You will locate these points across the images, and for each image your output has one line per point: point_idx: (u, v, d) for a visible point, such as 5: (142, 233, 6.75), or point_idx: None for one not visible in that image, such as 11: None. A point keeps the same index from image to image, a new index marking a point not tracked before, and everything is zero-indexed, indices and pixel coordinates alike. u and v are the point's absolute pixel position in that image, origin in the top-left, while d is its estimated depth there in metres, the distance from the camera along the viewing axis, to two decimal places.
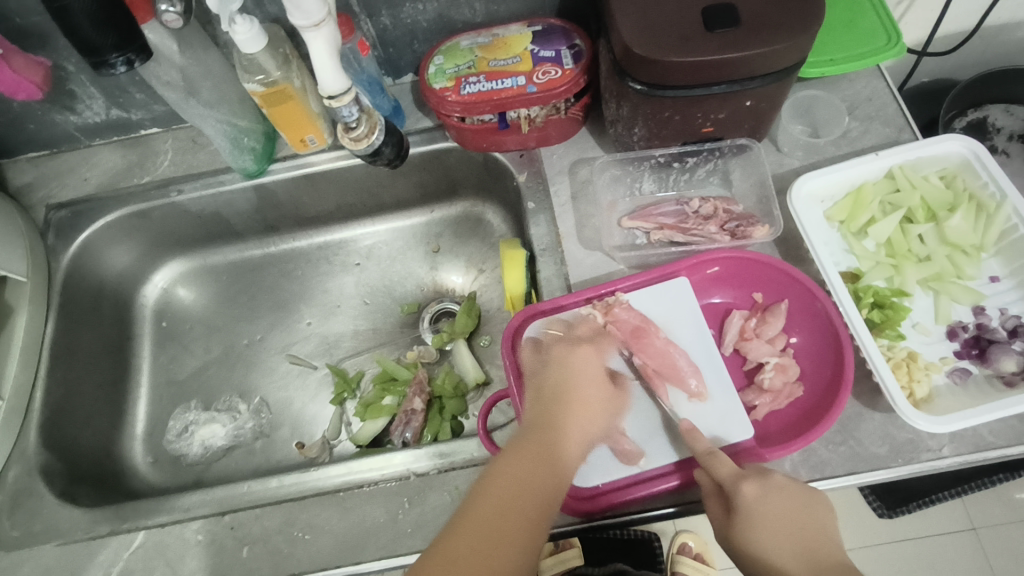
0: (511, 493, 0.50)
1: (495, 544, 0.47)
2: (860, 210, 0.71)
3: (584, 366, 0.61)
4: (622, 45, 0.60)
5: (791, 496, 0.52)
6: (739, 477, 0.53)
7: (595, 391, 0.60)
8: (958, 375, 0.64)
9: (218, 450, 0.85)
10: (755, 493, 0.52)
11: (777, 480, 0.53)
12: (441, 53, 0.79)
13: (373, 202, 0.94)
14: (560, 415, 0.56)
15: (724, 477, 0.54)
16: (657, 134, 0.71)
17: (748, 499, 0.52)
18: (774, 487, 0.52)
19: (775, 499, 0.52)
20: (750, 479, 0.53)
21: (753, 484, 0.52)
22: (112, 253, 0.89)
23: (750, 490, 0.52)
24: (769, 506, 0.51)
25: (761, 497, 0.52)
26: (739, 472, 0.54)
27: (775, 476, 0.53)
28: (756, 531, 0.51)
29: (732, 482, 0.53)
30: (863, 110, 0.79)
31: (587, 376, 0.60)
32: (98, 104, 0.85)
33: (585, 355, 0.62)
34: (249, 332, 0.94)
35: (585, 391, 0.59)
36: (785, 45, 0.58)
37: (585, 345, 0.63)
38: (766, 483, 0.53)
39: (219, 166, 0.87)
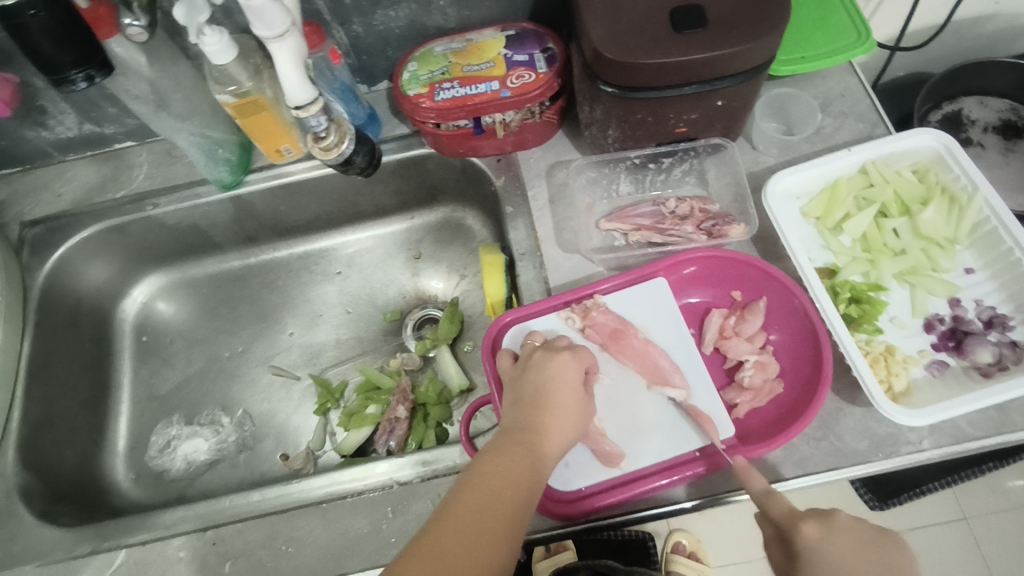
0: (489, 495, 0.50)
1: (471, 546, 0.47)
2: (835, 206, 0.72)
3: (561, 372, 0.59)
4: (592, 48, 0.60)
5: (859, 539, 0.49)
6: (799, 518, 0.50)
7: (574, 398, 0.58)
8: (937, 367, 0.65)
9: (201, 465, 0.85)
10: (818, 535, 0.49)
11: (842, 520, 0.50)
12: (415, 59, 0.78)
13: (352, 210, 0.94)
14: (542, 417, 0.56)
15: (782, 518, 0.51)
16: (631, 135, 0.71)
17: (809, 542, 0.49)
18: (840, 527, 0.49)
19: (840, 542, 0.48)
20: (811, 519, 0.50)
21: (815, 525, 0.49)
22: (89, 269, 0.89)
23: (811, 531, 0.49)
24: (836, 551, 0.48)
25: (827, 541, 0.48)
26: (797, 511, 0.51)
27: (839, 514, 0.50)
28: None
29: (789, 522, 0.50)
30: (836, 107, 0.79)
31: (565, 383, 0.58)
32: (70, 119, 0.84)
33: (564, 360, 0.60)
34: (231, 344, 0.93)
35: (561, 399, 0.57)
36: (753, 44, 0.58)
37: (564, 351, 0.61)
38: (831, 524, 0.49)
39: (195, 178, 0.86)
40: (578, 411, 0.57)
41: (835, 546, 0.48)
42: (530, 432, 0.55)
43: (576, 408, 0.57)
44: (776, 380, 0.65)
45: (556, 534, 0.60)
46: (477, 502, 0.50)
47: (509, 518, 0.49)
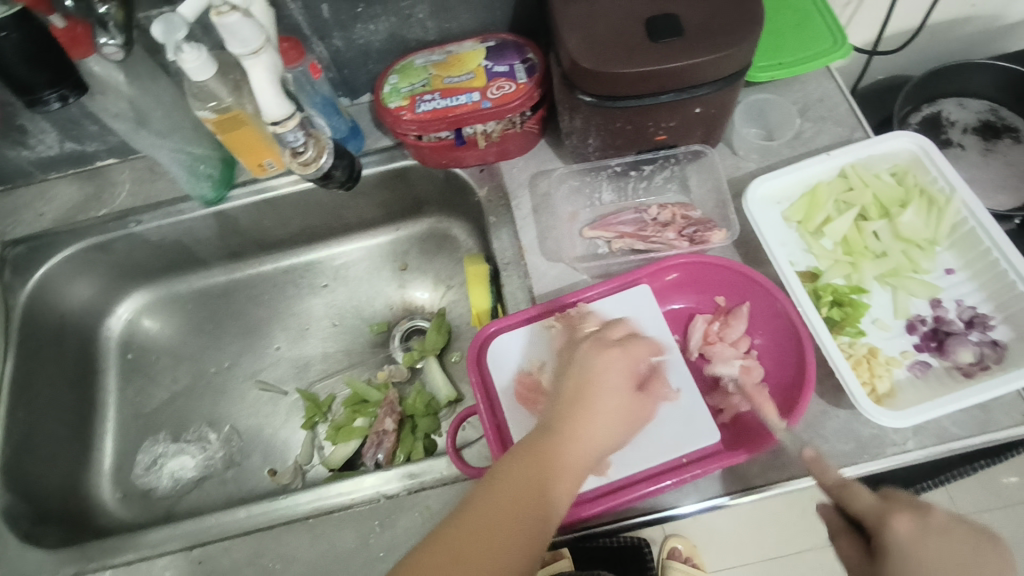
0: (518, 493, 0.49)
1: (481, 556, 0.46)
2: (816, 210, 0.72)
3: (607, 371, 0.55)
4: (569, 58, 0.61)
5: (960, 540, 0.40)
6: (886, 513, 0.42)
7: (618, 401, 0.55)
8: (919, 368, 0.65)
9: (188, 482, 0.84)
10: (911, 535, 0.40)
11: (939, 517, 0.41)
12: (396, 72, 0.79)
13: (337, 222, 0.94)
14: (584, 414, 0.53)
15: (865, 511, 0.42)
16: (611, 143, 0.71)
17: (901, 542, 0.40)
18: (939, 528, 0.40)
19: (939, 544, 0.40)
20: (903, 514, 0.41)
21: (908, 521, 0.41)
22: (73, 288, 0.88)
23: (903, 528, 0.41)
24: (936, 553, 0.39)
25: (923, 542, 0.40)
26: (885, 503, 0.42)
27: (935, 509, 0.41)
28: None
29: (877, 518, 0.42)
30: (815, 111, 0.80)
31: (611, 385, 0.55)
32: (51, 138, 0.84)
33: (613, 357, 0.56)
34: (217, 360, 0.92)
35: (603, 403, 0.54)
36: (727, 52, 0.59)
37: (615, 346, 0.57)
38: (926, 520, 0.41)
39: (178, 194, 0.86)
40: (619, 413, 0.55)
41: (934, 548, 0.40)
42: (567, 428, 0.52)
43: (618, 411, 0.55)
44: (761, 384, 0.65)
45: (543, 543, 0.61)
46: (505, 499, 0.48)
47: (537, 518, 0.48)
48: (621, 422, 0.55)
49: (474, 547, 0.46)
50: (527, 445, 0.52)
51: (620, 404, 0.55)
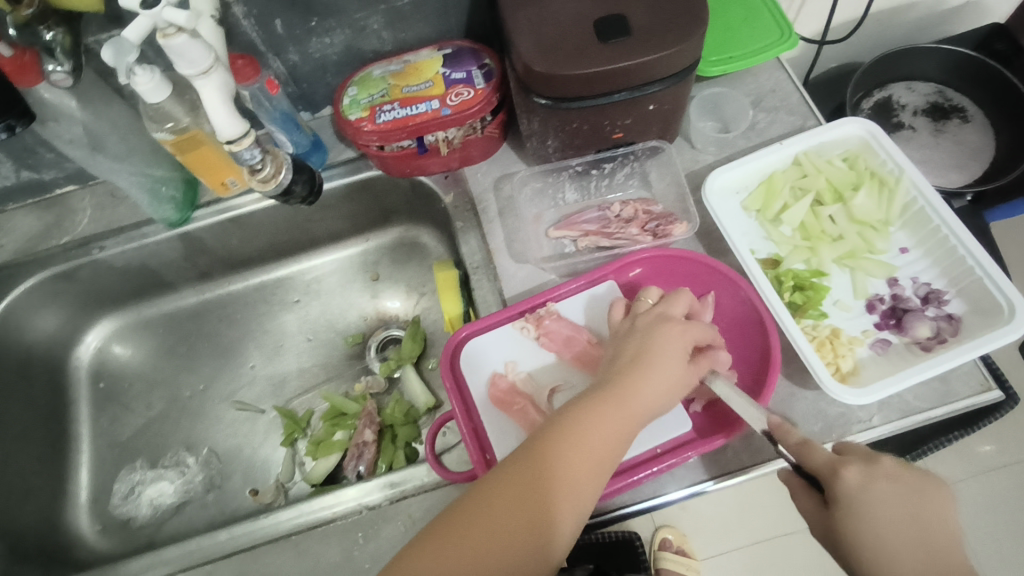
0: (532, 499, 0.49)
1: (478, 555, 0.47)
2: (773, 198, 0.74)
3: (670, 347, 0.56)
4: (522, 63, 0.62)
5: (905, 484, 0.46)
6: (838, 464, 0.48)
7: (681, 378, 0.55)
8: (880, 345, 0.67)
9: (168, 509, 0.83)
10: (859, 481, 0.47)
11: (886, 465, 0.47)
12: (354, 84, 0.79)
13: (306, 237, 0.94)
14: (623, 412, 0.52)
15: (820, 464, 0.48)
16: (570, 143, 0.72)
17: (852, 489, 0.46)
18: (885, 474, 0.47)
19: (884, 487, 0.46)
20: (851, 464, 0.47)
21: (856, 470, 0.47)
22: (38, 319, 0.87)
23: (853, 477, 0.47)
24: (880, 496, 0.46)
25: (870, 488, 0.46)
26: (838, 457, 0.48)
27: (883, 461, 0.48)
28: (862, 524, 0.45)
29: (830, 471, 0.47)
30: (768, 102, 0.82)
31: (675, 359, 0.55)
32: (7, 168, 0.82)
33: (677, 333, 0.57)
34: (192, 382, 0.92)
35: (665, 380, 0.54)
36: (675, 50, 0.60)
37: (676, 322, 0.58)
38: (873, 470, 0.47)
39: (140, 218, 0.85)
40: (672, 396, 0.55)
41: (877, 493, 0.46)
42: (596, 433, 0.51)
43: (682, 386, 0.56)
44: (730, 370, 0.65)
45: None
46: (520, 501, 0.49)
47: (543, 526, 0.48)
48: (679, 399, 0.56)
49: (480, 546, 0.47)
50: (557, 442, 0.51)
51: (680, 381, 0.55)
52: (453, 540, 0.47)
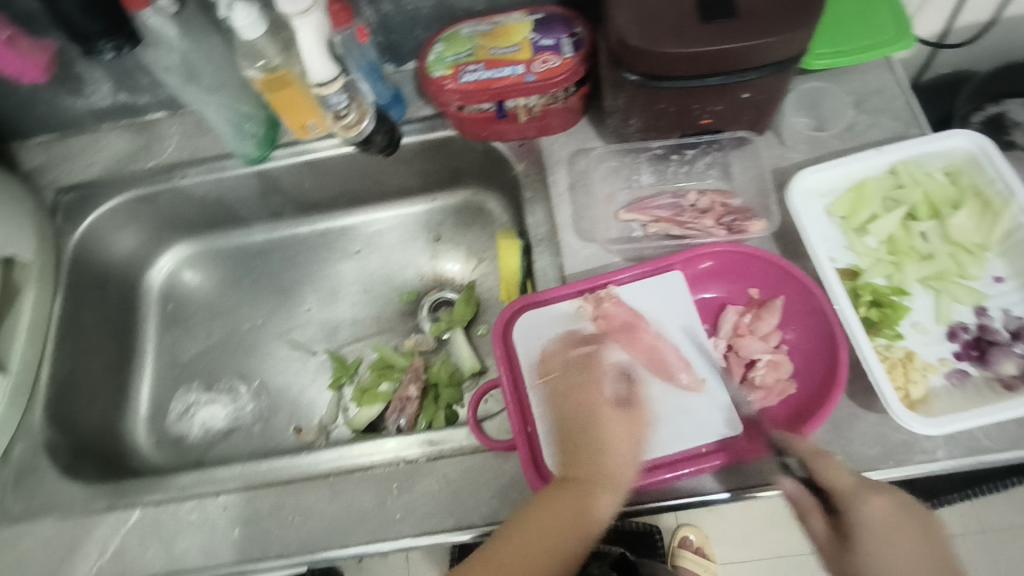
0: (565, 499, 0.54)
1: (540, 545, 0.52)
2: (861, 206, 0.70)
3: (595, 391, 0.61)
4: (617, 35, 0.59)
5: (922, 519, 0.51)
6: (864, 490, 0.52)
7: (615, 407, 0.60)
8: (957, 376, 0.63)
9: (218, 432, 0.87)
10: (884, 510, 0.51)
11: (902, 496, 0.52)
12: (442, 41, 0.78)
13: (376, 188, 0.95)
14: (601, 427, 0.59)
15: (846, 488, 0.52)
16: (654, 124, 0.70)
17: (875, 517, 0.50)
18: (903, 505, 0.51)
19: (905, 519, 0.50)
20: (876, 493, 0.51)
21: (881, 499, 0.51)
22: (118, 237, 0.91)
23: (877, 505, 0.51)
24: (902, 527, 0.50)
25: (892, 517, 0.50)
26: (862, 485, 0.52)
27: (903, 493, 0.52)
28: (884, 551, 0.49)
29: (856, 496, 0.52)
30: (871, 103, 0.77)
31: (601, 398, 0.61)
32: (106, 88, 0.86)
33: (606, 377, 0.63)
34: (252, 316, 0.95)
35: (604, 415, 0.59)
36: (782, 37, 0.57)
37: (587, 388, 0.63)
38: (896, 500, 0.51)
39: (222, 151, 0.88)
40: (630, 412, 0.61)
41: (898, 522, 0.50)
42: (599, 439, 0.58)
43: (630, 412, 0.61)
44: (788, 379, 0.64)
45: None
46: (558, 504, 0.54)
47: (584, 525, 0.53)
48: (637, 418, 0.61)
49: (542, 535, 0.53)
50: (582, 440, 0.58)
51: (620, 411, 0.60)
52: (513, 537, 0.53)
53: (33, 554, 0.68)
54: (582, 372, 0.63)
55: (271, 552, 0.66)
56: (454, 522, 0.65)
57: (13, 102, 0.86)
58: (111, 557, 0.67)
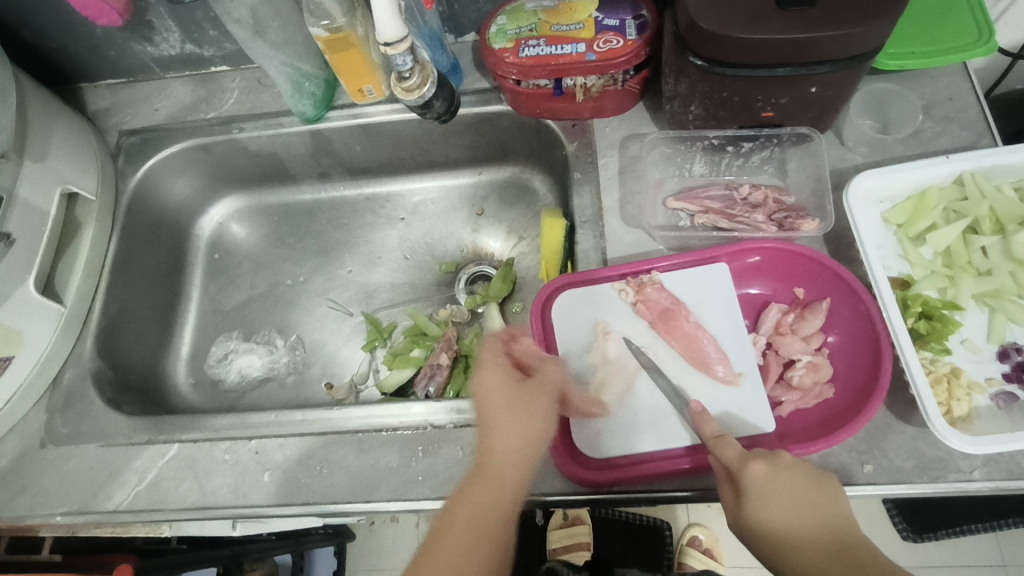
0: (482, 481, 0.53)
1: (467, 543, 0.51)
2: (921, 215, 0.68)
3: (495, 377, 0.58)
4: (686, 17, 0.59)
5: (800, 476, 0.52)
6: (747, 458, 0.52)
7: (516, 392, 0.57)
8: (1003, 399, 0.61)
9: (254, 380, 0.90)
10: (765, 474, 0.51)
11: (783, 459, 0.53)
12: (505, 13, 0.78)
13: (424, 157, 0.95)
14: (491, 431, 0.55)
15: (731, 460, 0.53)
16: (713, 114, 0.69)
17: (758, 482, 0.51)
18: (782, 465, 0.52)
19: (786, 478, 0.51)
20: (758, 458, 0.52)
21: (762, 464, 0.52)
22: (174, 183, 0.94)
23: (759, 471, 0.51)
24: (782, 485, 0.51)
25: (774, 479, 0.51)
26: (745, 453, 0.53)
27: (781, 455, 0.53)
28: (770, 512, 0.51)
29: (740, 463, 0.52)
30: (941, 110, 0.74)
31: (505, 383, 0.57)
32: (174, 37, 0.88)
33: (494, 357, 0.59)
34: (293, 273, 0.97)
35: (510, 393, 0.56)
36: (860, 31, 0.55)
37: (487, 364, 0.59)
38: (774, 462, 0.52)
39: (281, 108, 0.90)
40: (526, 394, 0.57)
41: (780, 483, 0.51)
42: (494, 432, 0.55)
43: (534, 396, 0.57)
44: (826, 383, 0.62)
45: (578, 499, 0.60)
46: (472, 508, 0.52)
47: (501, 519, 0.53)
48: (540, 400, 0.57)
49: (466, 527, 0.51)
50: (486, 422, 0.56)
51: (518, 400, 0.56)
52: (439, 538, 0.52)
53: (75, 476, 0.72)
54: (489, 358, 0.59)
55: (297, 500, 0.68)
56: None
57: (86, 46, 0.89)
58: (148, 485, 0.71)
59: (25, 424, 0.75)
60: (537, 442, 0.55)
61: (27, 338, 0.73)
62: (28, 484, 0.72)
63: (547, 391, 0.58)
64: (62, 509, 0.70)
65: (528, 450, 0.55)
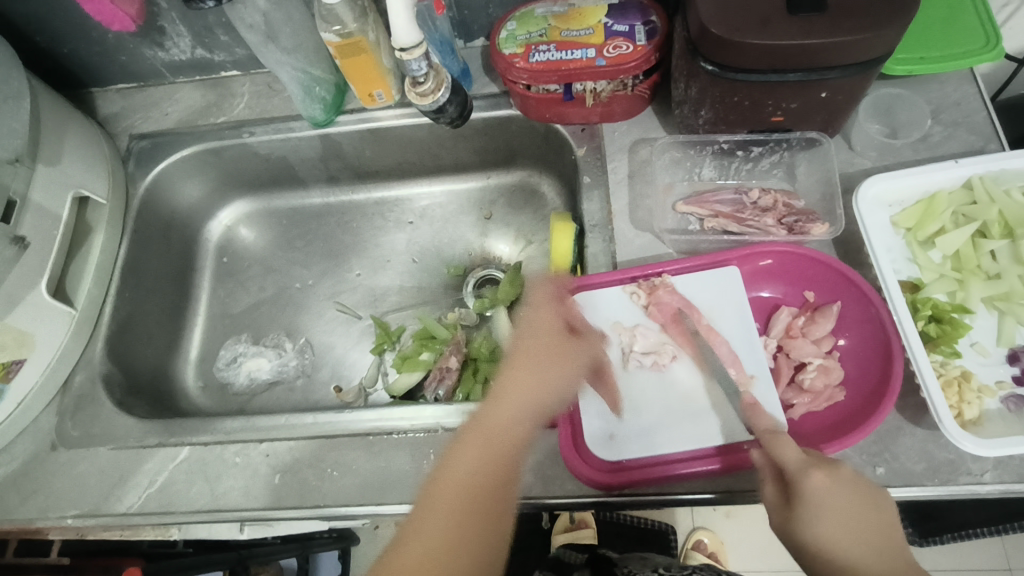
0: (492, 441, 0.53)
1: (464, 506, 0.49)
2: (930, 219, 0.68)
3: (541, 322, 0.61)
4: (698, 24, 0.59)
5: (858, 491, 0.51)
6: (809, 465, 0.52)
7: (550, 346, 0.59)
8: (1014, 402, 0.61)
9: (262, 383, 0.90)
10: (824, 484, 0.51)
11: (843, 472, 0.52)
12: (515, 19, 0.78)
13: (432, 162, 0.96)
14: (518, 380, 0.56)
15: (792, 463, 0.53)
16: (723, 118, 0.69)
17: (817, 490, 0.50)
18: (841, 477, 0.51)
19: (844, 492, 0.50)
20: (819, 468, 0.52)
21: (821, 473, 0.51)
22: (184, 187, 0.94)
23: (817, 479, 0.51)
24: (840, 497, 0.50)
25: (832, 490, 0.50)
26: (808, 460, 0.53)
27: (844, 469, 0.52)
28: (825, 522, 0.49)
29: (800, 467, 0.52)
30: (949, 115, 0.74)
31: (545, 333, 0.60)
32: (185, 43, 0.88)
33: (550, 304, 0.62)
34: (302, 276, 0.97)
35: (551, 346, 0.59)
36: (869, 37, 0.56)
37: (539, 310, 0.61)
38: (835, 474, 0.52)
39: (291, 112, 0.90)
40: (547, 359, 0.58)
41: (837, 494, 0.50)
42: (516, 382, 0.56)
43: (561, 359, 0.58)
44: (837, 386, 0.63)
45: (591, 500, 0.60)
46: (477, 463, 0.52)
47: (506, 479, 0.52)
48: (564, 367, 0.58)
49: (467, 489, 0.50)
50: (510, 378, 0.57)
51: (556, 356, 0.59)
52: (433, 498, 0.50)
53: (86, 479, 0.72)
54: (539, 304, 0.62)
55: (308, 502, 0.68)
56: None
57: (97, 51, 0.89)
58: (159, 488, 0.71)
59: (35, 427, 0.75)
60: (548, 409, 0.56)
61: (39, 341, 0.74)
62: (40, 487, 0.72)
63: (582, 354, 0.61)
64: (73, 512, 0.70)
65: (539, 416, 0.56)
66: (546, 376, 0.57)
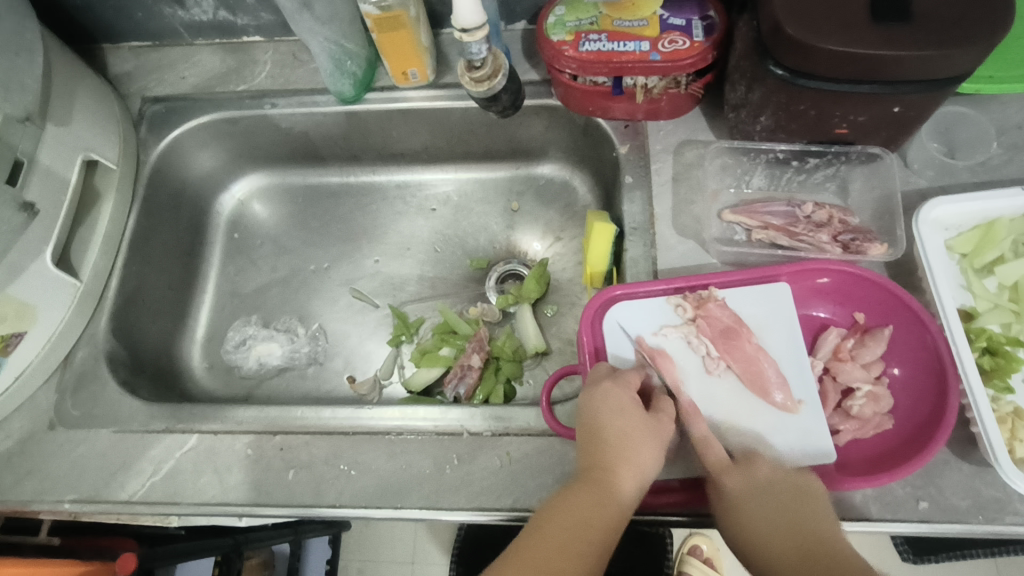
0: (582, 505, 0.51)
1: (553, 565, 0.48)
2: (989, 246, 0.65)
3: (615, 403, 0.56)
4: (771, 21, 0.55)
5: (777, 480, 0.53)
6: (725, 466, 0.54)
7: (635, 423, 0.55)
8: None
9: (272, 368, 0.86)
10: (738, 484, 0.53)
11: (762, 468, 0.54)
12: (564, 4, 0.73)
13: (461, 147, 0.92)
14: (607, 446, 0.54)
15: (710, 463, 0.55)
16: (783, 126, 0.66)
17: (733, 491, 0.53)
18: (758, 474, 0.54)
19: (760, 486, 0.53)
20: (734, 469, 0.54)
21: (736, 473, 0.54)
22: (198, 156, 0.89)
23: (732, 482, 0.53)
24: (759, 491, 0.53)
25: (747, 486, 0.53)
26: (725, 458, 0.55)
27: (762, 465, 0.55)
28: (747, 521, 0.51)
29: (715, 470, 0.54)
30: (1011, 137, 0.72)
31: (621, 415, 0.55)
32: (208, 3, 0.83)
33: (626, 375, 0.59)
34: (318, 258, 0.93)
35: (635, 417, 0.55)
36: (956, 53, 0.53)
37: (609, 380, 0.58)
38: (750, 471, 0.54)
39: (317, 85, 0.85)
40: (642, 430, 0.55)
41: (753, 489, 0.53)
42: (607, 450, 0.53)
43: (643, 436, 0.54)
44: (885, 415, 0.61)
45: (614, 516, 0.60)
46: (569, 523, 0.50)
47: (597, 549, 0.49)
48: (649, 444, 0.54)
49: (554, 551, 0.48)
50: (601, 446, 0.54)
51: (643, 425, 0.55)
52: (521, 550, 0.49)
53: (86, 462, 0.68)
54: (609, 378, 0.59)
55: (322, 500, 0.65)
56: (513, 502, 0.63)
57: (113, 5, 0.83)
58: (164, 476, 0.67)
59: (33, 404, 0.71)
60: (637, 487, 0.53)
61: (41, 314, 0.69)
62: (34, 468, 0.68)
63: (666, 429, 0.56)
64: (71, 496, 0.66)
65: (629, 491, 0.52)
66: (631, 446, 0.54)
